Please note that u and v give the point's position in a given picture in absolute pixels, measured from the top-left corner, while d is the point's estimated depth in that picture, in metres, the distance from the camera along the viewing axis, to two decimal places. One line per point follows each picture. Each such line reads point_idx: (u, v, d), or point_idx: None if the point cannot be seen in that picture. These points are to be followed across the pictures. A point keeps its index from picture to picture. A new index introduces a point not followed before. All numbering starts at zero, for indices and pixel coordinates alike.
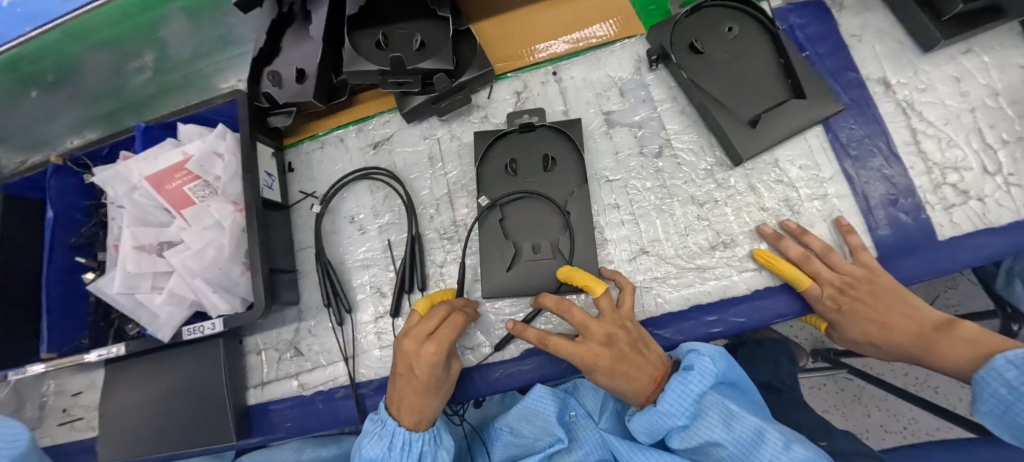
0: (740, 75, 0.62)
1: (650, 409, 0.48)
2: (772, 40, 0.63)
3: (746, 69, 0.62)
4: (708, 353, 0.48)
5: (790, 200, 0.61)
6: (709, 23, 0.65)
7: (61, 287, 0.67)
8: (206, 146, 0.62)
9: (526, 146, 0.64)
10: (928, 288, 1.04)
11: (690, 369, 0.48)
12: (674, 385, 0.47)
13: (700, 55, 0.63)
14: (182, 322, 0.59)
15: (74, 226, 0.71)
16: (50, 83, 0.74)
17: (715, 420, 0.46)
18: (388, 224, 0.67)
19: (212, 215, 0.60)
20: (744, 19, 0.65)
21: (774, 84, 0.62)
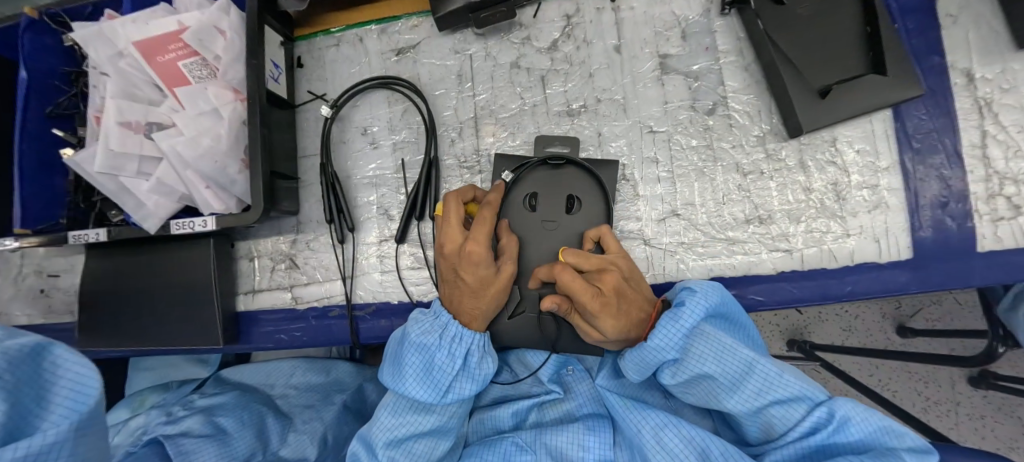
0: (821, 36, 0.55)
1: (642, 346, 0.47)
2: (865, 1, 0.55)
3: (827, 30, 0.55)
4: (698, 289, 0.47)
5: (838, 185, 0.57)
6: None
7: (36, 159, 0.60)
8: (206, 18, 0.54)
9: (547, 185, 0.56)
10: (913, 299, 1.04)
11: (681, 306, 0.46)
12: (666, 323, 0.46)
13: (781, 5, 0.55)
14: (170, 215, 0.55)
15: (51, 93, 0.63)
16: None
17: (706, 354, 0.46)
18: (403, 143, 0.62)
19: (209, 100, 0.53)
20: None
21: (856, 52, 0.55)
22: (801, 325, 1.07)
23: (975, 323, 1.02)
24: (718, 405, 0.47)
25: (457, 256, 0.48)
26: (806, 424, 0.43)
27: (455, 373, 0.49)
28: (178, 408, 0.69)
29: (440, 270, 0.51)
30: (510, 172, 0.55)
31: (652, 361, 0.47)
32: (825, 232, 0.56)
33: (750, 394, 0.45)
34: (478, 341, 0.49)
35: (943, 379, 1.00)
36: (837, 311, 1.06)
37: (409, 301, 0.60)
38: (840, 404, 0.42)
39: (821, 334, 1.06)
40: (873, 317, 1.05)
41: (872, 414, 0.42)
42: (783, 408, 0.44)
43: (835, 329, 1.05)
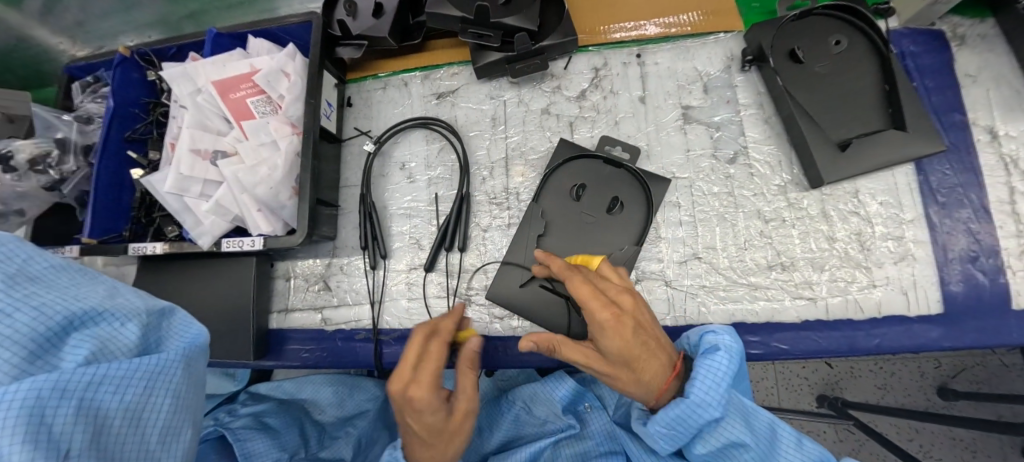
0: (839, 95, 0.57)
1: (683, 402, 0.42)
2: (882, 62, 0.58)
3: (846, 89, 0.58)
4: (724, 336, 0.46)
5: (861, 235, 0.57)
6: (815, 33, 0.60)
7: (110, 177, 0.67)
8: (275, 63, 0.61)
9: (600, 184, 0.60)
10: (955, 359, 0.99)
11: (716, 354, 0.44)
12: (703, 372, 0.43)
13: (800, 64, 0.58)
14: (222, 234, 0.59)
15: (131, 121, 0.71)
16: None
17: (739, 418, 0.44)
18: (438, 178, 0.66)
19: (270, 133, 0.59)
20: (855, 35, 0.60)
21: (874, 109, 0.57)
22: (834, 381, 1.01)
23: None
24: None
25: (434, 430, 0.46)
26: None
27: None
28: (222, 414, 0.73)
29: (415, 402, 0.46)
30: (563, 159, 0.60)
31: (693, 424, 0.43)
32: (850, 281, 0.56)
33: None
34: None
35: (990, 448, 0.93)
36: (871, 367, 1.01)
37: None
38: None
39: (854, 391, 1.00)
40: (910, 375, 1.00)
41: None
42: None
43: (870, 386, 1.00)
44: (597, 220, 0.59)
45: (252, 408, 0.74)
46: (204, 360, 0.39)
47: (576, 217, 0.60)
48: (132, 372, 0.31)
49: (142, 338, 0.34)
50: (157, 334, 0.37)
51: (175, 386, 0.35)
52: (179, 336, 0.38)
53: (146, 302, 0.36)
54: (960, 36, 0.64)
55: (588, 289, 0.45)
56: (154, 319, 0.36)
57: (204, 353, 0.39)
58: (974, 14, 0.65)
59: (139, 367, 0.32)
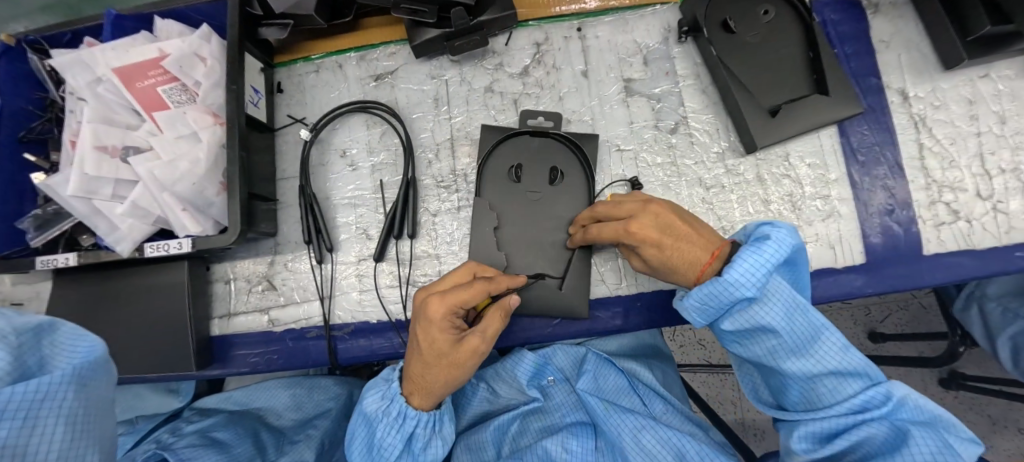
0: (768, 63, 0.60)
1: (714, 280, 0.45)
2: (806, 28, 0.61)
3: (775, 57, 0.60)
4: (781, 231, 0.46)
5: (793, 197, 0.61)
6: (746, 2, 0.61)
7: (5, 184, 0.59)
8: (187, 47, 0.55)
9: (563, 160, 0.60)
10: (882, 305, 1.09)
11: (765, 244, 0.45)
12: (738, 263, 0.44)
13: (732, 34, 0.60)
14: (144, 238, 0.54)
15: (24, 120, 0.63)
16: None
17: (775, 305, 0.45)
18: (382, 164, 0.63)
19: (189, 123, 0.54)
20: (780, 3, 0.62)
21: (801, 74, 0.60)
22: None
23: (939, 327, 1.07)
24: (772, 363, 0.47)
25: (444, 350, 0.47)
26: (860, 400, 0.44)
27: (400, 453, 0.51)
28: (167, 436, 0.68)
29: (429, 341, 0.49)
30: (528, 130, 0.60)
31: (721, 299, 0.45)
32: None
33: (814, 358, 0.45)
34: (422, 424, 0.51)
35: (914, 382, 1.03)
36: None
37: (389, 321, 0.60)
38: (896, 387, 0.44)
39: None
40: (845, 323, 1.09)
41: (929, 406, 0.44)
42: (836, 379, 0.45)
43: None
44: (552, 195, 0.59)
45: (200, 424, 0.70)
46: (101, 377, 0.36)
47: (534, 192, 0.59)
48: (4, 405, 0.28)
49: (15, 362, 0.31)
50: (37, 357, 0.33)
51: (67, 408, 0.32)
52: (66, 355, 0.34)
53: (12, 324, 0.32)
54: (874, 2, 0.68)
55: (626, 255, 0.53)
56: (24, 340, 0.32)
57: (103, 367, 0.36)
58: None
59: (16, 395, 0.29)
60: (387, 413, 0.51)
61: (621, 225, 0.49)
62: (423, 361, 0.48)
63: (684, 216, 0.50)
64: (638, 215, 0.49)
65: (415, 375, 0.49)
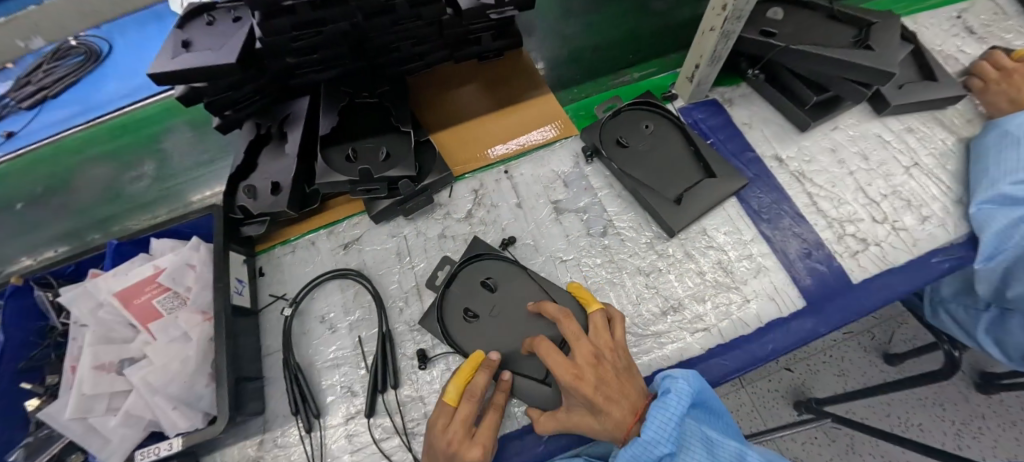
0: (661, 164, 0.73)
1: (635, 441, 0.45)
2: (682, 131, 0.76)
3: (666, 158, 0.74)
4: (679, 378, 0.48)
5: (722, 263, 0.69)
6: (629, 123, 0.77)
7: (1, 418, 0.62)
8: (179, 259, 0.64)
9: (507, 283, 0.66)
10: (881, 326, 1.10)
11: (668, 396, 0.47)
12: (655, 415, 0.46)
13: (625, 148, 0.74)
14: (135, 445, 0.56)
15: (26, 350, 0.68)
16: (34, 198, 0.86)
17: (698, 448, 0.46)
18: (358, 320, 0.69)
19: (180, 325, 0.60)
20: (657, 117, 0.78)
21: (689, 167, 0.74)
22: (800, 384, 1.06)
23: None
24: None
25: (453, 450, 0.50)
26: None
27: None
28: None
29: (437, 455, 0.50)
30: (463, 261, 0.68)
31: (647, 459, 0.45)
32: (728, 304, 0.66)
33: None
34: None
35: (952, 396, 0.99)
36: (824, 357, 1.09)
37: None
38: None
39: (821, 386, 1.05)
40: (857, 355, 1.08)
41: None
42: None
43: (830, 376, 1.06)
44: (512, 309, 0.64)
45: None
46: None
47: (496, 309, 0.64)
48: None
49: None
50: None
51: None
52: None
53: None
54: (729, 99, 0.87)
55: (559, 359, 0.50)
56: None
57: None
58: (732, 82, 0.89)
59: None
60: None
61: (581, 364, 0.50)
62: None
63: (627, 366, 0.54)
64: (600, 357, 0.52)
65: None
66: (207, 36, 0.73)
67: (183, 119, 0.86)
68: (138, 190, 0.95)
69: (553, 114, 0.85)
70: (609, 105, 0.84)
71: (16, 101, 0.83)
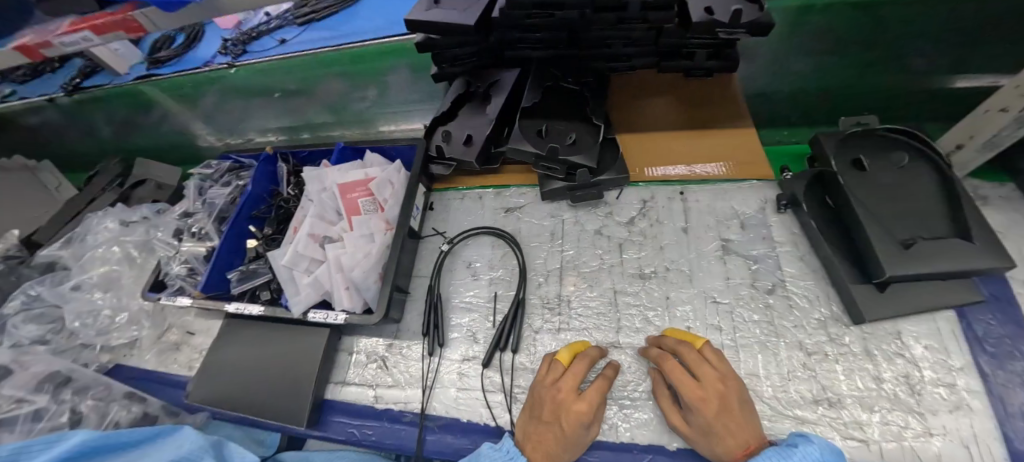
0: (904, 203, 0.63)
1: None
2: (946, 180, 0.63)
3: (909, 199, 0.63)
4: (816, 445, 0.46)
5: (909, 379, 0.58)
6: (876, 149, 0.68)
7: (233, 245, 0.81)
8: (384, 175, 0.75)
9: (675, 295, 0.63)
10: None
11: (794, 449, 0.46)
12: (772, 454, 0.45)
13: (861, 172, 0.66)
14: (311, 305, 0.69)
15: (259, 202, 0.87)
16: (292, 90, 1.12)
17: None
18: (499, 278, 0.75)
19: (369, 227, 0.71)
20: (916, 153, 0.67)
21: (939, 227, 0.61)
22: None
23: None
24: None
25: (558, 409, 0.55)
26: None
27: None
28: None
29: (538, 409, 0.57)
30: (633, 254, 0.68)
31: None
32: (904, 427, 0.55)
33: None
34: None
35: None
36: None
37: (478, 421, 0.64)
38: None
39: None
40: None
41: None
42: None
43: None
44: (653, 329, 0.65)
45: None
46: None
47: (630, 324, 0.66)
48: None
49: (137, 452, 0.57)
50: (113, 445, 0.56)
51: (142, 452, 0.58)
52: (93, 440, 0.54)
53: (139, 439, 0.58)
54: (981, 197, 0.71)
55: (679, 367, 0.54)
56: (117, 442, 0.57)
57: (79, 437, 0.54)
58: (992, 179, 0.73)
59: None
60: None
61: (704, 382, 0.52)
62: (550, 425, 0.55)
63: (744, 398, 0.52)
64: (705, 385, 0.52)
65: (534, 432, 0.56)
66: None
67: (408, 60, 1.02)
68: (358, 108, 1.14)
69: (750, 152, 0.80)
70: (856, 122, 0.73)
71: (291, 18, 1.09)
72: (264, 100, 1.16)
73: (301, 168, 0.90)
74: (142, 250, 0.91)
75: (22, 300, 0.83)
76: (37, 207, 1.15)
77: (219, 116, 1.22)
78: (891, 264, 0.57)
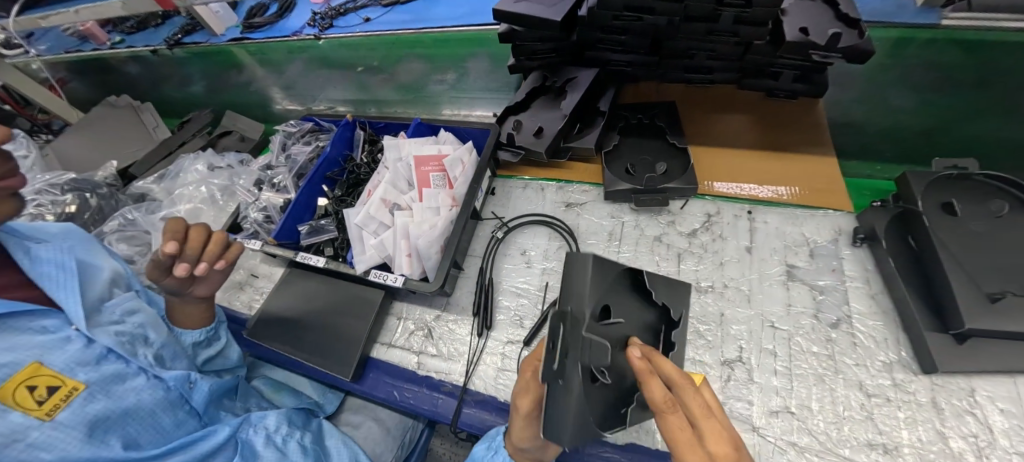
0: (1002, 255, 0.59)
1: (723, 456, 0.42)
2: None
3: (1007, 250, 0.59)
4: None
5: (981, 441, 0.53)
6: (973, 194, 0.64)
7: (307, 200, 0.86)
8: (457, 154, 0.79)
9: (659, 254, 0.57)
10: None
11: None
12: None
13: (956, 216, 0.62)
14: (373, 265, 0.73)
15: (334, 164, 0.93)
16: (375, 66, 1.17)
17: None
18: (552, 269, 0.76)
19: (437, 200, 0.75)
20: (1017, 204, 0.63)
21: None
22: None
23: None
24: None
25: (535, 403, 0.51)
26: None
27: None
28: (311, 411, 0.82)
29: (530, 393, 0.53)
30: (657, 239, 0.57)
31: None
32: None
33: None
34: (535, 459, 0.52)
35: None
36: None
37: None
38: None
39: None
40: None
41: None
42: None
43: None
44: (701, 343, 0.64)
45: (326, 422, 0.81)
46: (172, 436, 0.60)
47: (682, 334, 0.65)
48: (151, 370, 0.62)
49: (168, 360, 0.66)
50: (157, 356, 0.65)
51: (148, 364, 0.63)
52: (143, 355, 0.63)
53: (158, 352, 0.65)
54: None
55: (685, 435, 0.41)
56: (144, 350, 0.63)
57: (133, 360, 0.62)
58: None
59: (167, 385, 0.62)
60: (494, 453, 0.56)
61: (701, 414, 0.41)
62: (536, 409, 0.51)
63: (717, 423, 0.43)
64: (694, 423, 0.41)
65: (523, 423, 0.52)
66: None
67: (491, 50, 1.05)
68: (435, 91, 1.19)
69: (827, 180, 0.77)
70: (954, 163, 0.68)
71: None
72: (345, 73, 1.21)
73: (376, 138, 0.96)
74: (223, 194, 0.99)
75: (120, 222, 0.92)
76: (134, 144, 1.27)
77: (303, 84, 1.30)
78: (974, 314, 0.54)
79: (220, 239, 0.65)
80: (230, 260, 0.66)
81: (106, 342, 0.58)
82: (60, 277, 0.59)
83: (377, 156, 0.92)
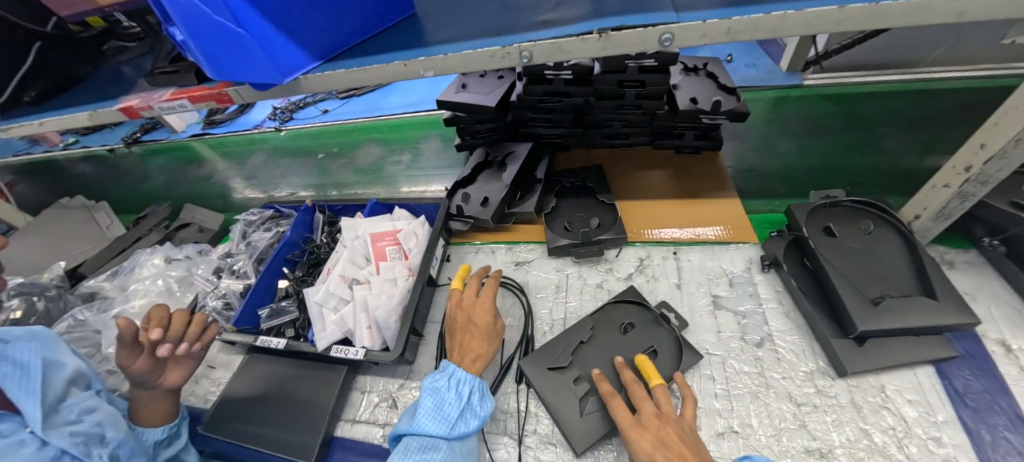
0: (877, 266, 0.70)
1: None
2: (908, 245, 0.72)
3: (878, 261, 0.71)
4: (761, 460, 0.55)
5: (896, 432, 0.60)
6: (847, 218, 0.77)
7: (267, 284, 0.89)
8: (410, 228, 0.86)
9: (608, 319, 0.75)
10: None
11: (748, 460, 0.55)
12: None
13: (835, 237, 0.74)
14: (334, 341, 0.76)
15: (293, 247, 0.97)
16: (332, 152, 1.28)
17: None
18: (507, 325, 0.81)
19: (394, 272, 0.80)
20: (880, 222, 0.76)
21: (905, 286, 0.68)
22: None
23: None
24: None
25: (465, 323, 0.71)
26: None
27: (461, 409, 0.60)
28: None
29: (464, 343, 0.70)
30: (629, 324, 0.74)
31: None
32: None
33: None
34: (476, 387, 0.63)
35: None
36: None
37: None
38: None
39: None
40: None
41: None
42: None
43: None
44: None
45: None
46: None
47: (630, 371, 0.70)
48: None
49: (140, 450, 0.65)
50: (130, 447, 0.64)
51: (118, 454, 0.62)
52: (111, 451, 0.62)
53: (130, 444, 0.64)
54: (948, 261, 0.78)
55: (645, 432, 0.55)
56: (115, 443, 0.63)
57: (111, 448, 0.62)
58: (956, 245, 0.80)
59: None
60: (449, 375, 0.64)
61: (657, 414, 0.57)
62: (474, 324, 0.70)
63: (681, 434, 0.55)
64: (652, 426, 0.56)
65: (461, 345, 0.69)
66: (478, 83, 0.96)
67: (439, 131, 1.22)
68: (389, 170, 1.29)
69: (735, 218, 0.89)
70: (827, 194, 0.83)
71: (334, 94, 1.33)
72: (304, 161, 1.32)
73: (334, 219, 1.02)
74: (180, 286, 0.99)
75: (69, 324, 0.91)
76: (86, 245, 1.26)
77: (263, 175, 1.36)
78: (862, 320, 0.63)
79: (199, 320, 0.70)
80: (206, 341, 0.72)
81: (60, 444, 0.56)
82: (18, 375, 0.59)
83: (336, 236, 0.98)
